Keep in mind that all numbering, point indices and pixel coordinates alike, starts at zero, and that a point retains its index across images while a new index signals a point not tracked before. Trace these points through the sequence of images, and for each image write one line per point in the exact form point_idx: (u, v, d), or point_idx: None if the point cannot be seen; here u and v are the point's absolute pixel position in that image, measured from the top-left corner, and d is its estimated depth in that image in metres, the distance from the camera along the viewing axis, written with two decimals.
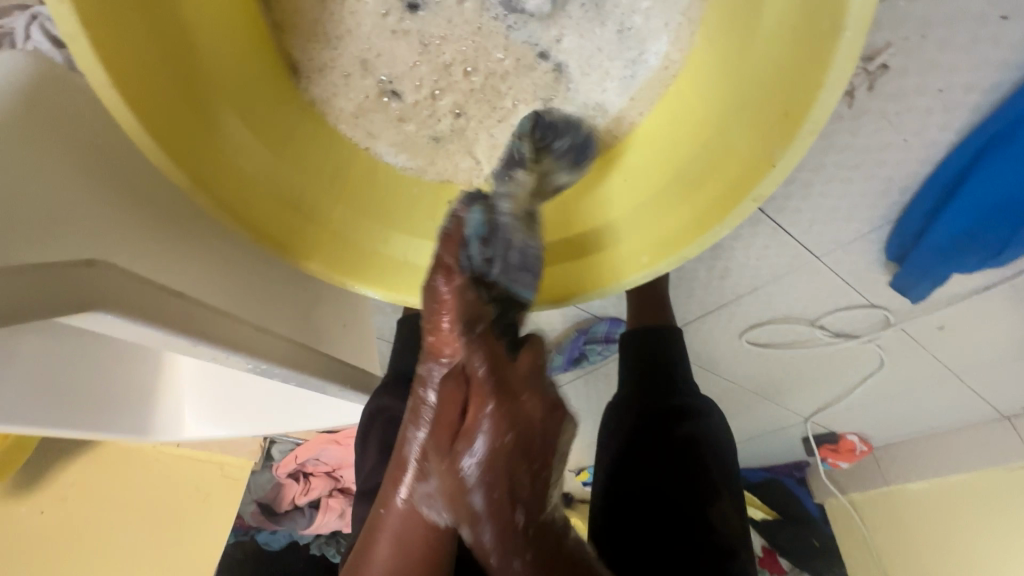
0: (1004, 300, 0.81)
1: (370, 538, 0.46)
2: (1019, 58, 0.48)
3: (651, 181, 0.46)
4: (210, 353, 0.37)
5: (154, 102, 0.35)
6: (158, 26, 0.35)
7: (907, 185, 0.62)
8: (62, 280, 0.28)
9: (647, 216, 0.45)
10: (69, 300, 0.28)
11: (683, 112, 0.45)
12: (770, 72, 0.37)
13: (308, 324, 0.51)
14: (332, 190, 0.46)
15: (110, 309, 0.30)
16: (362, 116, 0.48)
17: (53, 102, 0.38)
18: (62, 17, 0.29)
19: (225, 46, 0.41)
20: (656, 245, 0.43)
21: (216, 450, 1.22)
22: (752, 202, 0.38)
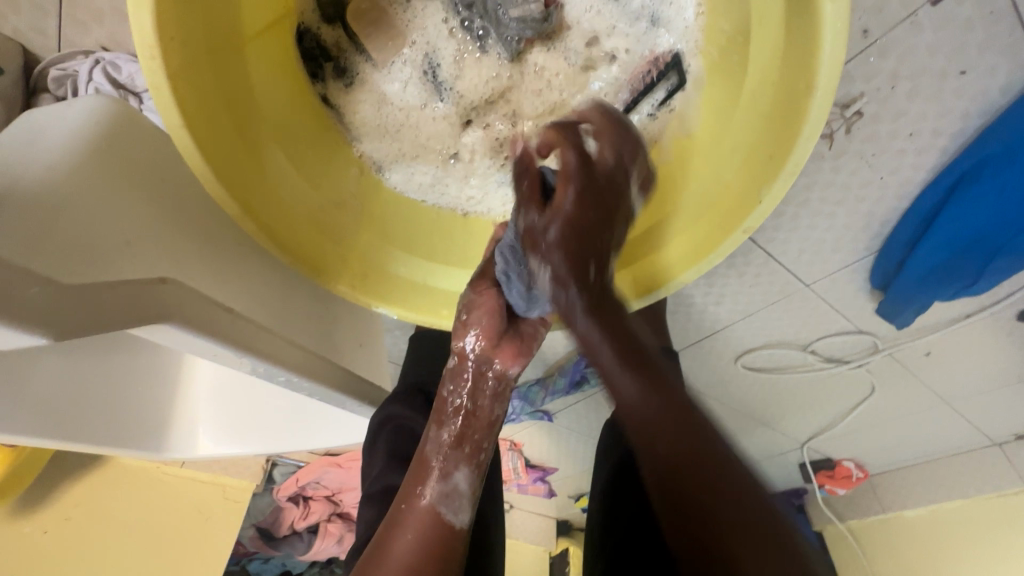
0: (985, 328, 0.86)
1: (387, 531, 0.48)
2: (979, 107, 0.54)
3: (669, 194, 0.47)
4: (250, 365, 0.41)
5: (214, 140, 0.39)
6: (223, 72, 0.40)
7: (886, 219, 0.67)
8: (138, 296, 0.33)
9: (676, 222, 0.46)
10: (142, 313, 0.32)
11: (677, 149, 0.47)
12: (755, 120, 0.40)
13: (331, 340, 0.54)
14: (359, 219, 0.50)
15: (175, 322, 0.34)
16: (402, 157, 0.52)
17: (124, 134, 0.42)
18: (151, 69, 0.34)
19: (281, 91, 0.45)
20: (697, 243, 0.44)
21: (218, 471, 1.20)
22: (742, 232, 0.41)
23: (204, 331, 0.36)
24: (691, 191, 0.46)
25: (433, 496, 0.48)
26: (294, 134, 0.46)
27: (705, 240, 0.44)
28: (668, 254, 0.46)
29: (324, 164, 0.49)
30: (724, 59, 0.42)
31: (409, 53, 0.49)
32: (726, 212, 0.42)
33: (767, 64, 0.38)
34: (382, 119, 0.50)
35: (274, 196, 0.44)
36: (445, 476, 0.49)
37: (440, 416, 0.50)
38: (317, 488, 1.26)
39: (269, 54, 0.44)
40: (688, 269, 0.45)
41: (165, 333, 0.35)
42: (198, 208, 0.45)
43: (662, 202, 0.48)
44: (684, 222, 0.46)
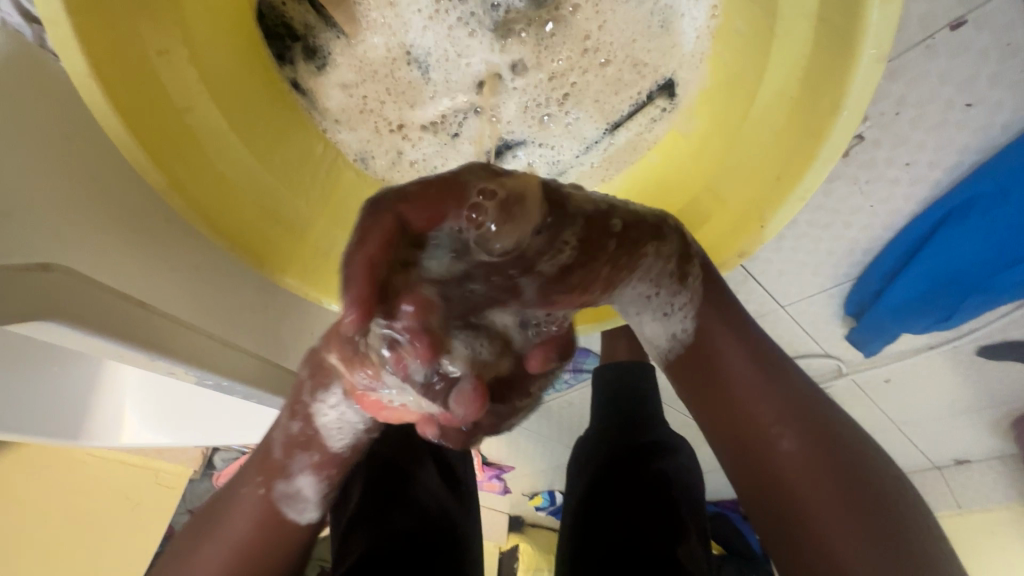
0: (945, 361, 0.87)
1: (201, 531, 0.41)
2: (977, 143, 0.52)
3: (703, 166, 0.41)
4: (166, 368, 0.35)
5: (141, 102, 0.33)
6: (147, 7, 0.33)
7: (870, 248, 0.65)
8: (13, 284, 0.26)
9: (734, 184, 0.39)
10: (19, 308, 0.26)
11: (675, 162, 0.43)
12: (767, 142, 0.36)
13: (276, 337, 0.47)
14: (313, 204, 0.44)
15: (60, 319, 0.28)
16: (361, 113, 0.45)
17: (29, 82, 0.35)
18: (48, 1, 0.28)
19: (227, 49, 0.38)
20: (752, 205, 0.37)
21: (151, 456, 1.11)
22: (737, 256, 0.38)
23: (96, 328, 0.29)
24: (719, 175, 0.40)
25: (274, 492, 0.39)
26: (241, 96, 0.40)
27: (732, 228, 0.38)
28: (733, 211, 0.38)
29: (284, 144, 0.43)
30: (737, 63, 0.37)
31: (386, 16, 0.42)
32: (723, 233, 0.39)
33: (789, 73, 0.34)
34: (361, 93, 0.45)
35: (213, 171, 0.38)
36: (288, 475, 0.39)
37: (299, 411, 0.36)
38: None
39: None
40: (751, 237, 0.37)
41: (49, 331, 0.28)
42: (112, 177, 0.38)
43: (696, 178, 0.41)
44: (734, 192, 0.38)
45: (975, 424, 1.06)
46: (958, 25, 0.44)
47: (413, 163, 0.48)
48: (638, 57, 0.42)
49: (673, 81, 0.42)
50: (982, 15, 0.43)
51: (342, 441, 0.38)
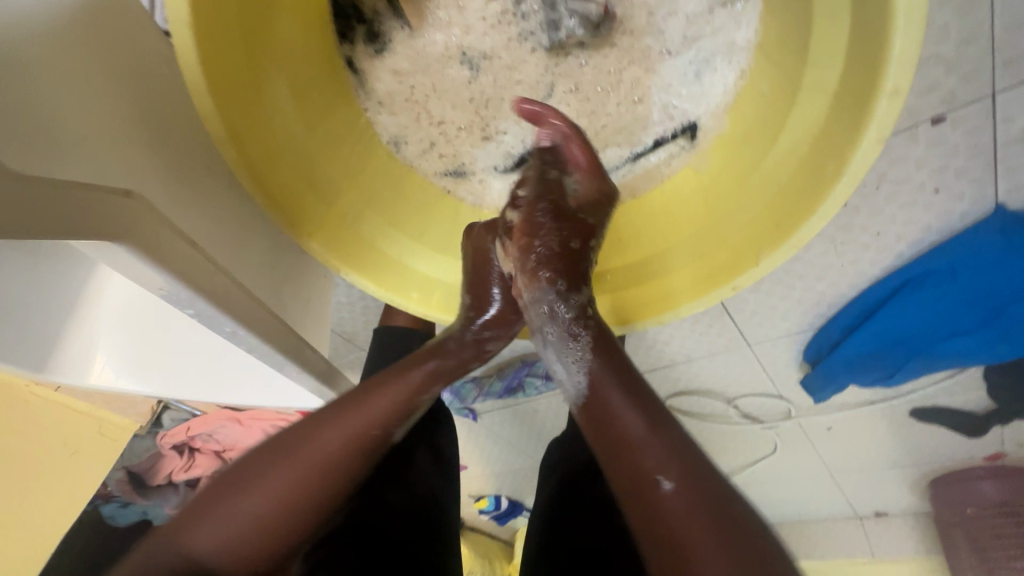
0: (880, 416, 0.96)
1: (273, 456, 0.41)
2: (938, 225, 0.60)
3: (711, 202, 0.45)
4: (197, 308, 0.36)
5: (221, 51, 0.35)
6: None
7: (833, 303, 0.72)
8: (92, 205, 0.29)
9: (736, 225, 0.43)
10: (95, 228, 0.28)
11: (691, 193, 0.47)
12: (775, 191, 0.40)
13: (284, 298, 0.49)
14: (346, 176, 0.46)
15: (125, 246, 0.29)
16: (409, 102, 0.48)
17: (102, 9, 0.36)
18: None
19: (295, 18, 0.41)
20: (751, 243, 0.41)
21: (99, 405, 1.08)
22: (729, 288, 0.42)
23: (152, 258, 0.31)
24: (723, 214, 0.44)
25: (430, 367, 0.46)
26: (300, 62, 0.42)
27: (724, 264, 0.43)
28: (736, 245, 0.42)
29: (326, 118, 0.45)
30: (759, 119, 0.42)
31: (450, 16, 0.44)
32: (717, 266, 0.43)
33: (805, 134, 0.38)
34: (409, 88, 0.47)
35: (265, 129, 0.40)
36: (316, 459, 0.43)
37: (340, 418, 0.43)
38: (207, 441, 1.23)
39: None
40: (748, 273, 0.41)
41: (112, 257, 0.30)
42: (164, 118, 0.39)
43: (702, 213, 0.46)
44: (734, 231, 0.43)
45: (896, 479, 1.16)
46: (938, 120, 0.50)
47: (442, 156, 0.50)
48: (667, 98, 0.46)
49: (696, 125, 0.46)
50: (960, 116, 0.50)
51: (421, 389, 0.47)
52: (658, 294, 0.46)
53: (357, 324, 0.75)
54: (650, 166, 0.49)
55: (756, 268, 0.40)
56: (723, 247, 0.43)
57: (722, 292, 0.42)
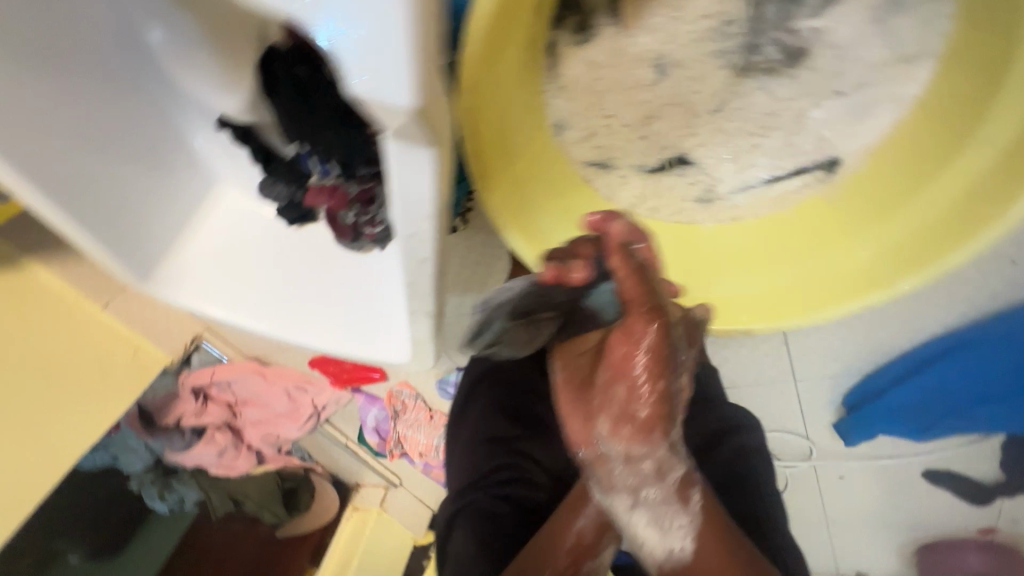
0: (889, 470, 1.03)
1: (571, 509, 0.69)
2: (1000, 292, 0.68)
3: (847, 228, 0.55)
4: (422, 227, 0.39)
5: (502, 14, 0.38)
6: None
7: (887, 352, 0.79)
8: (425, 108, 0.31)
9: (877, 247, 0.54)
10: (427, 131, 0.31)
11: (825, 219, 0.57)
12: (925, 221, 0.50)
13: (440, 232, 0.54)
14: (523, 147, 0.52)
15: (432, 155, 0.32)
16: (597, 93, 0.51)
17: None
18: None
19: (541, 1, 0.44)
20: (891, 261, 0.53)
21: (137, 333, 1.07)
22: (871, 300, 0.55)
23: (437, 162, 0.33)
24: (862, 242, 0.55)
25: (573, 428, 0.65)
26: (529, 37, 0.45)
27: (868, 278, 0.55)
28: (881, 266, 0.54)
29: (521, 91, 0.49)
30: (921, 165, 0.49)
31: (668, 26, 0.46)
32: (856, 282, 0.56)
33: (959, 183, 0.47)
34: (593, 81, 0.50)
35: (490, 91, 0.44)
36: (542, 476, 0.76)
37: (576, 510, 0.69)
38: (223, 390, 1.30)
39: None
40: (893, 287, 0.53)
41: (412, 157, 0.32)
42: None
43: (836, 241, 0.56)
44: (870, 258, 0.55)
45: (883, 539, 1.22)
46: None
47: (597, 147, 0.56)
48: (824, 134, 0.51)
49: (838, 159, 0.53)
50: None
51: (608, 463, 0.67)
52: (807, 300, 0.59)
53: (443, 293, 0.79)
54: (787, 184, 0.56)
55: (900, 283, 0.53)
56: (859, 265, 0.55)
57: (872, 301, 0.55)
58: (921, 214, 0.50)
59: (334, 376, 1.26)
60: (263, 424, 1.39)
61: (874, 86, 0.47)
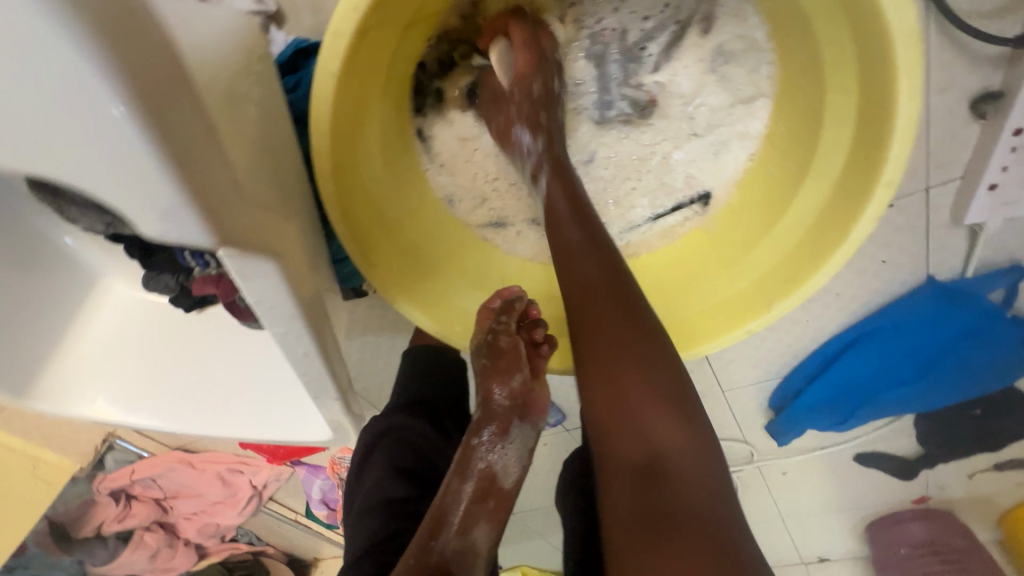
0: (827, 462, 1.07)
1: (437, 521, 0.48)
2: (882, 291, 0.72)
3: (730, 254, 0.53)
4: (286, 330, 0.39)
5: (335, 104, 0.38)
6: (382, 43, 0.40)
7: (798, 355, 0.83)
8: (257, 224, 0.32)
9: (749, 271, 0.51)
10: (253, 243, 0.31)
11: (710, 246, 0.55)
12: (793, 240, 0.48)
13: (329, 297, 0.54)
14: (403, 217, 0.50)
15: (274, 265, 0.34)
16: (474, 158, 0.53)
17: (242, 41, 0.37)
18: (340, 23, 0.34)
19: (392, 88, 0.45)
20: (764, 286, 0.50)
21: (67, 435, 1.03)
22: (744, 332, 0.50)
23: (283, 276, 0.35)
24: (734, 267, 0.52)
25: (448, 553, 0.46)
26: (387, 119, 0.47)
27: (743, 306, 0.51)
28: (753, 294, 0.50)
29: (401, 166, 0.50)
30: (773, 199, 0.50)
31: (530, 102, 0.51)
32: (736, 312, 0.51)
33: (815, 203, 0.46)
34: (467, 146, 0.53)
35: (356, 174, 0.44)
36: (465, 531, 0.48)
37: (463, 470, 0.50)
38: (148, 488, 1.17)
39: (408, 43, 0.44)
40: (764, 317, 0.49)
41: (252, 271, 0.33)
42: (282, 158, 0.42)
43: (714, 270, 0.54)
44: (742, 286, 0.51)
45: (836, 524, 1.26)
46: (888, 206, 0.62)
47: (488, 208, 0.57)
48: (690, 170, 0.55)
49: (709, 193, 0.55)
50: (905, 204, 0.62)
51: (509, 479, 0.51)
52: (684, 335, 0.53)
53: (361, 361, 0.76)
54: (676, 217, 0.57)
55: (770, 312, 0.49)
56: (732, 293, 0.52)
57: (738, 334, 0.50)
58: (788, 231, 0.49)
59: (269, 455, 1.12)
60: (199, 515, 1.27)
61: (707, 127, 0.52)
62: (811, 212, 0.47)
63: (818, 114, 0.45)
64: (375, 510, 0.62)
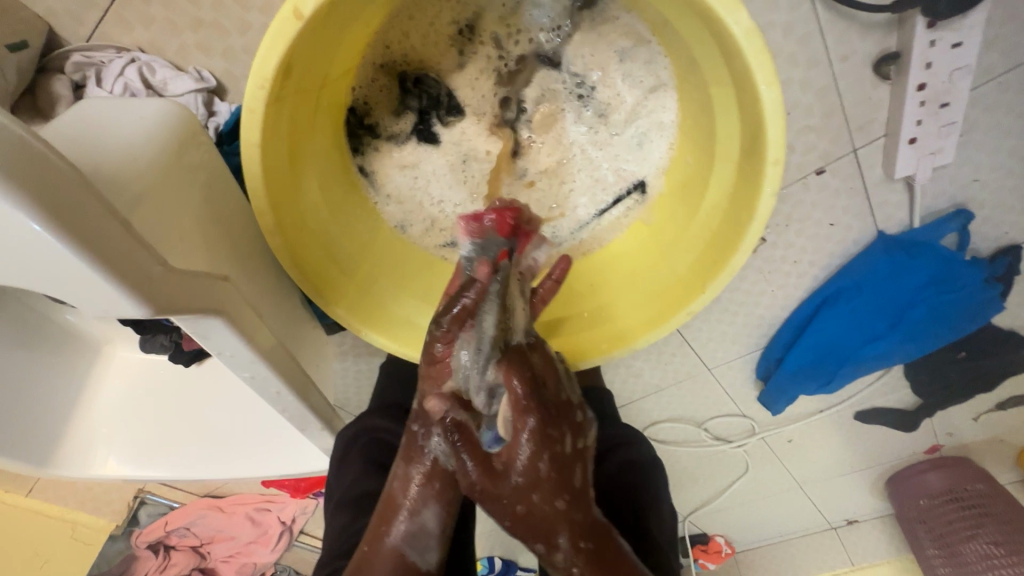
0: (831, 424, 1.07)
1: (385, 513, 0.54)
2: (837, 251, 0.74)
3: (663, 244, 0.56)
4: (252, 369, 0.44)
5: (269, 164, 0.43)
6: (302, 102, 0.45)
7: (772, 323, 0.85)
8: (205, 288, 0.37)
9: (681, 256, 0.54)
10: (205, 303, 0.36)
11: (645, 238, 0.58)
12: (714, 220, 0.51)
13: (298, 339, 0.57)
14: (361, 252, 0.55)
15: (224, 317, 0.39)
16: (414, 189, 0.57)
17: (177, 124, 0.43)
18: (255, 95, 0.39)
19: (328, 136, 0.50)
20: (696, 269, 0.53)
21: (99, 492, 1.10)
22: (685, 314, 0.53)
23: (238, 330, 0.40)
24: (671, 255, 0.55)
25: (400, 537, 0.53)
26: (329, 165, 0.52)
27: (685, 288, 0.54)
28: (689, 276, 0.53)
29: (342, 203, 0.53)
30: (691, 186, 0.54)
31: (460, 131, 0.55)
32: (674, 297, 0.54)
33: (723, 188, 0.50)
34: (406, 178, 0.57)
35: (301, 220, 0.49)
36: (413, 516, 0.53)
37: (411, 460, 0.54)
38: (184, 536, 1.20)
39: (333, 95, 0.49)
40: (698, 298, 0.52)
41: (208, 329, 0.39)
42: (232, 215, 0.47)
43: (651, 260, 0.57)
44: (679, 271, 0.55)
45: (857, 485, 1.26)
46: (821, 171, 0.64)
47: (442, 231, 0.59)
48: (618, 165, 0.57)
49: (644, 181, 0.58)
50: (836, 167, 0.64)
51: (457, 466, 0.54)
52: (633, 326, 0.57)
53: (353, 389, 0.80)
54: (618, 212, 0.59)
55: (702, 293, 0.52)
56: (670, 280, 0.55)
57: (681, 316, 0.53)
58: (712, 211, 0.52)
59: (292, 489, 1.17)
60: (236, 558, 1.25)
61: (632, 122, 0.55)
62: (723, 191, 0.50)
63: (709, 105, 0.48)
64: (349, 505, 0.63)
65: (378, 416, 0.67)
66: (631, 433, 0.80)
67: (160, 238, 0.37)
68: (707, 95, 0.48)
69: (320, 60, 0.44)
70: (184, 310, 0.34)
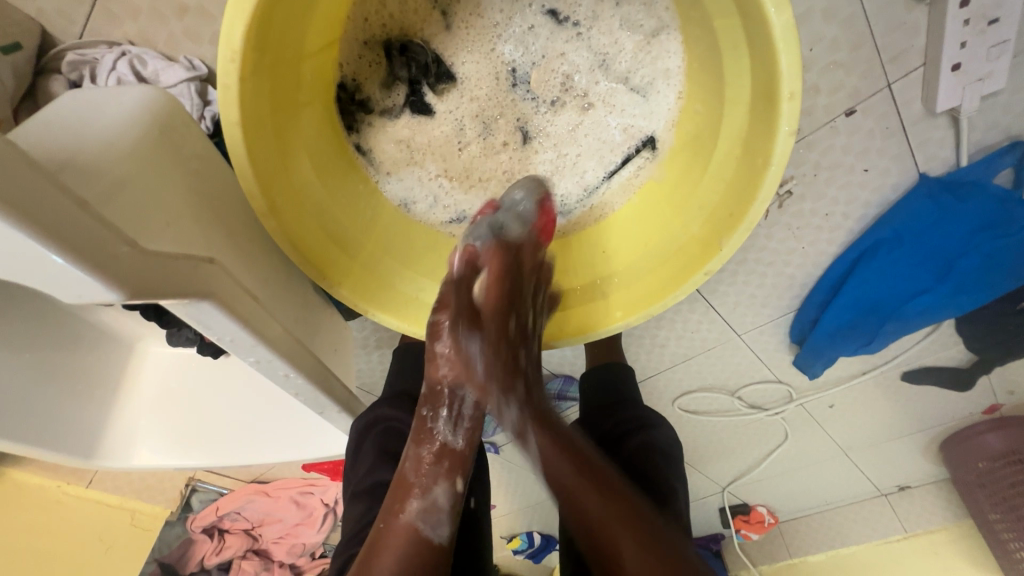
0: (875, 386, 1.02)
1: (398, 491, 0.53)
2: (875, 200, 0.69)
3: (676, 201, 0.53)
4: (256, 355, 0.44)
5: (253, 142, 0.43)
6: (280, 78, 0.45)
7: (805, 283, 0.80)
8: (189, 271, 0.37)
9: (696, 212, 0.51)
10: (189, 285, 0.37)
11: (657, 198, 0.55)
12: (730, 170, 0.48)
13: (311, 327, 0.56)
14: (362, 232, 0.54)
15: (214, 300, 0.38)
16: (413, 165, 0.56)
17: (161, 114, 0.43)
18: (227, 69, 0.39)
19: (316, 114, 0.50)
20: (713, 225, 0.49)
21: (152, 481, 1.17)
22: (703, 274, 0.50)
23: (234, 314, 0.40)
24: (686, 212, 0.52)
25: (413, 514, 0.52)
26: (322, 145, 0.51)
27: (702, 247, 0.50)
28: (705, 233, 0.50)
29: (338, 182, 0.52)
30: (703, 135, 0.50)
31: (456, 98, 0.53)
32: (690, 256, 0.51)
33: (737, 134, 0.47)
34: (404, 153, 0.55)
35: (295, 199, 0.48)
36: (425, 491, 0.52)
37: (421, 436, 0.54)
38: (236, 519, 1.26)
39: (317, 72, 0.48)
40: (716, 254, 0.48)
41: (203, 316, 0.39)
42: (225, 203, 0.48)
43: (664, 220, 0.54)
44: (694, 229, 0.51)
45: (908, 449, 1.19)
46: (850, 112, 0.59)
47: (446, 207, 0.58)
48: (625, 119, 0.54)
49: (653, 137, 0.54)
50: (867, 106, 0.58)
51: (464, 441, 0.55)
52: (649, 290, 0.53)
53: (375, 372, 0.81)
54: (630, 170, 0.56)
55: (721, 249, 0.48)
56: (686, 239, 0.52)
57: (700, 276, 0.50)
58: (727, 160, 0.48)
59: (331, 473, 1.20)
60: (287, 538, 1.30)
61: (635, 70, 0.51)
62: (738, 137, 0.47)
63: (716, 46, 0.45)
64: (364, 496, 0.64)
65: (386, 407, 0.66)
66: (653, 417, 0.75)
67: (144, 224, 0.37)
68: (712, 32, 0.45)
69: (290, 33, 0.43)
70: (166, 292, 0.35)
